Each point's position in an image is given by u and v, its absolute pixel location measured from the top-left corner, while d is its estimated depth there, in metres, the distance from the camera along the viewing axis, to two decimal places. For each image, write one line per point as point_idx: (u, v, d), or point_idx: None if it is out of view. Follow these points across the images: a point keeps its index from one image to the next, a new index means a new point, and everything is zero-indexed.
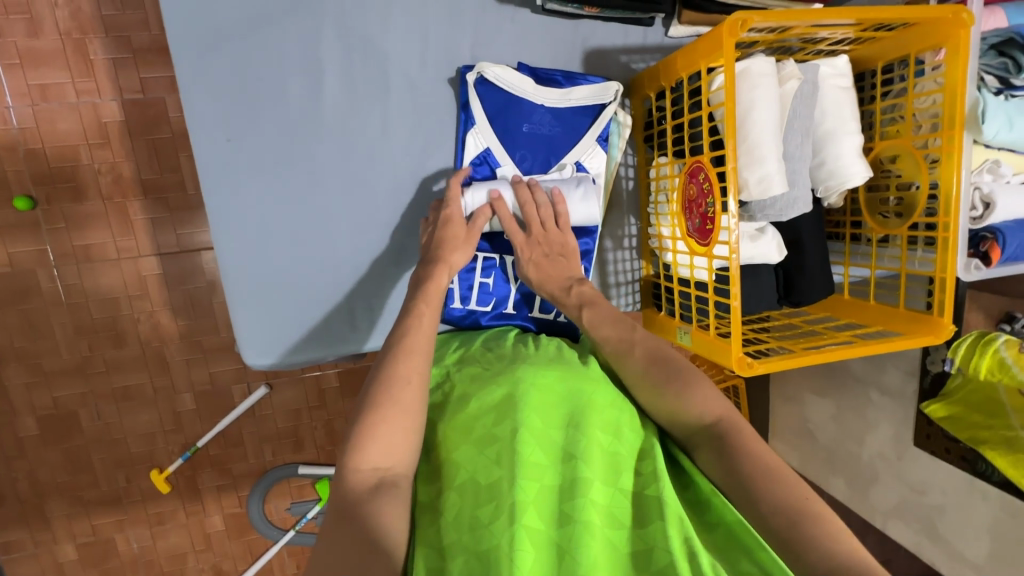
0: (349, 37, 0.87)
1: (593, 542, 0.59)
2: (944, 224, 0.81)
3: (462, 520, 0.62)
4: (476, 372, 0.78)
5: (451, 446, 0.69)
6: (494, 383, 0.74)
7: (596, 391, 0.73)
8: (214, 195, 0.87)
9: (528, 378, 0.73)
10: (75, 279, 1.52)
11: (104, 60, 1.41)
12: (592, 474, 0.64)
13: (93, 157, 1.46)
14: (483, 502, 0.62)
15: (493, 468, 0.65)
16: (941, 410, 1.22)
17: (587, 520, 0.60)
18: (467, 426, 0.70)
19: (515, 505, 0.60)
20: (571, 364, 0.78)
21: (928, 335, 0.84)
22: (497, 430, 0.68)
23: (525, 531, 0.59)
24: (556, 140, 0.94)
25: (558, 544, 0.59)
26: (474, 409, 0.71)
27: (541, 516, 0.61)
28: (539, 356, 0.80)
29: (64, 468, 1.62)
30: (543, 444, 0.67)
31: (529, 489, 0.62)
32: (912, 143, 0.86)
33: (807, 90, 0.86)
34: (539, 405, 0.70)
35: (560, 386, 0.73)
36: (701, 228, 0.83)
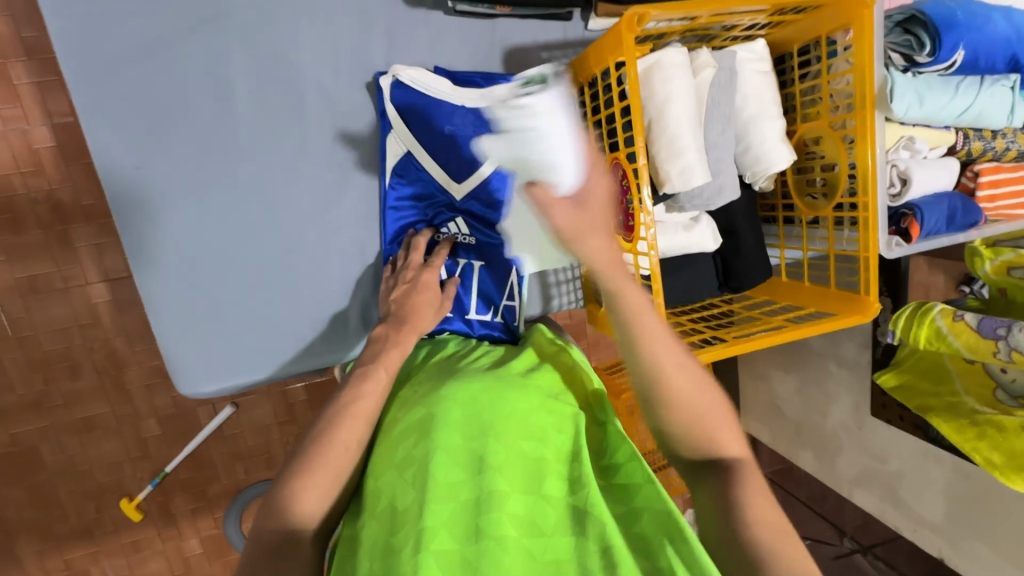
0: (255, 52, 0.85)
1: (505, 555, 0.58)
2: (863, 204, 0.82)
3: (378, 549, 0.61)
4: (407, 396, 0.77)
5: (374, 473, 0.68)
6: (418, 405, 0.73)
7: (521, 399, 0.73)
8: (129, 224, 0.84)
9: (449, 396, 0.72)
10: (20, 311, 1.38)
11: (28, 85, 1.29)
12: (507, 485, 0.63)
13: (27, 187, 1.33)
14: (397, 528, 0.61)
15: (409, 492, 0.64)
16: (892, 378, 1.23)
17: (498, 534, 0.59)
18: (390, 451, 0.69)
19: (423, 528, 0.60)
20: (500, 377, 0.78)
21: (856, 315, 0.85)
22: (415, 452, 0.67)
23: (433, 552, 0.58)
24: None
25: (469, 562, 0.58)
26: (397, 432, 0.71)
27: (453, 534, 0.60)
28: (472, 369, 0.80)
29: (30, 505, 1.49)
30: (461, 461, 0.66)
31: (443, 512, 0.62)
32: (831, 124, 0.86)
33: (724, 78, 0.85)
34: (459, 422, 0.70)
35: (482, 397, 0.72)
36: (625, 224, 0.82)
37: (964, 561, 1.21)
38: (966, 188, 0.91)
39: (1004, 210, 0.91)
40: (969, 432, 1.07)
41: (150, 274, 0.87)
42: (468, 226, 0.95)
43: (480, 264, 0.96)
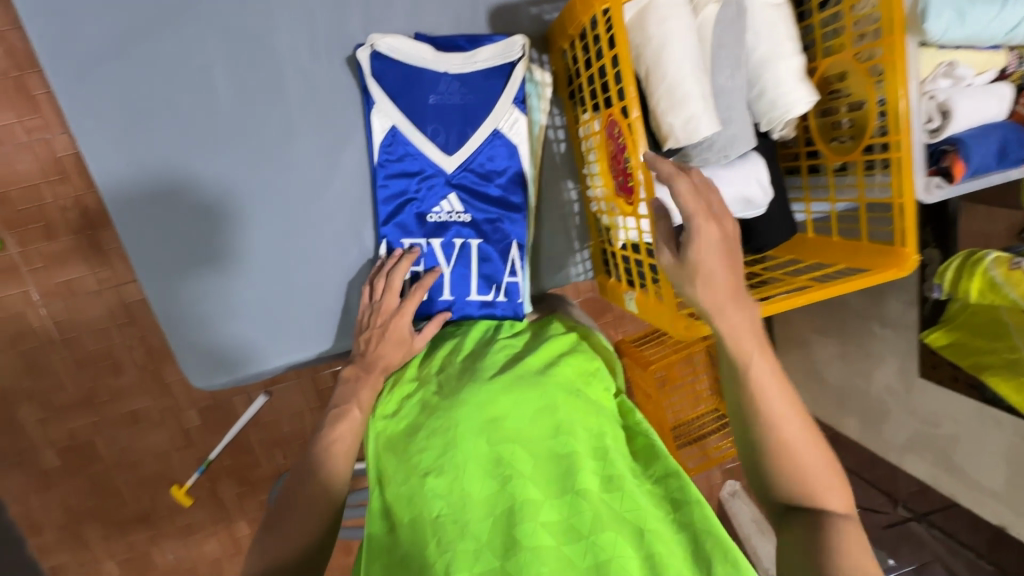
0: (230, 35, 0.82)
1: (545, 565, 0.59)
2: (895, 144, 0.73)
3: (414, 560, 0.63)
4: (425, 399, 0.77)
5: (403, 480, 0.69)
6: (438, 409, 0.73)
7: (544, 401, 0.72)
8: (127, 225, 0.84)
9: (471, 400, 0.72)
10: (62, 314, 1.44)
11: (46, 94, 1.32)
12: (540, 493, 0.65)
13: (55, 194, 1.37)
14: (430, 539, 0.64)
15: (440, 502, 0.66)
16: (942, 337, 1.12)
17: (535, 543, 0.60)
18: (415, 459, 0.70)
19: (463, 543, 0.62)
20: (522, 372, 0.76)
21: (892, 270, 0.77)
22: (441, 462, 0.68)
23: (474, 567, 0.60)
24: (470, 110, 0.88)
25: (507, 572, 0.60)
26: (421, 439, 0.71)
27: (492, 547, 0.62)
28: (488, 365, 0.79)
29: (92, 494, 1.57)
30: (490, 470, 0.67)
31: (479, 526, 0.64)
32: (856, 55, 0.76)
33: (730, 14, 0.77)
34: (483, 427, 0.70)
35: (505, 399, 0.72)
36: (624, 186, 0.76)
37: None
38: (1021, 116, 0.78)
39: None
40: None
41: (168, 279, 0.88)
42: (462, 201, 0.91)
43: (478, 242, 0.91)
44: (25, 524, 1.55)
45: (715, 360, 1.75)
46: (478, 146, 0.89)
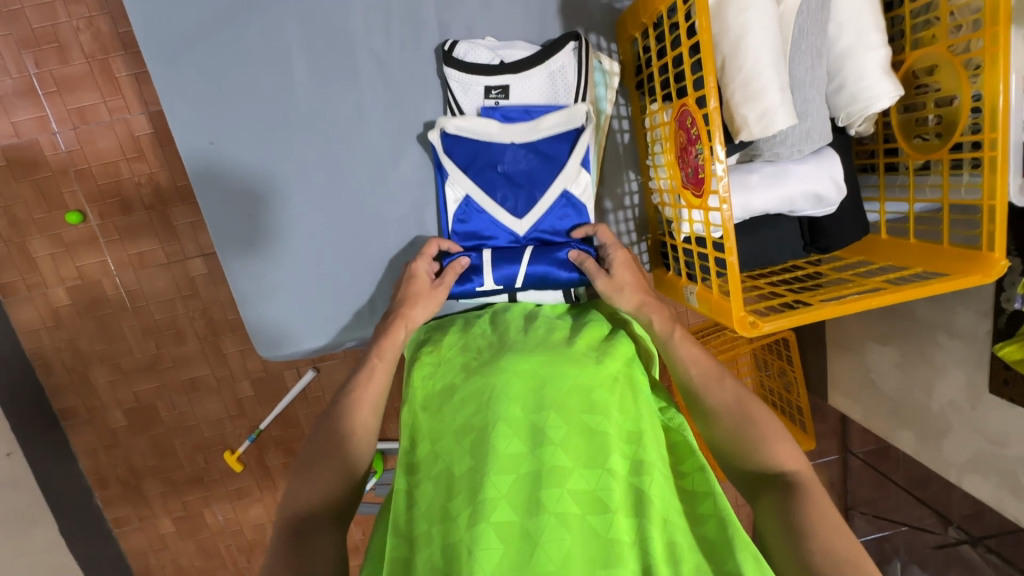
0: (308, 18, 0.85)
1: (567, 535, 0.57)
2: (990, 142, 0.69)
3: (434, 510, 0.63)
4: (464, 362, 0.78)
5: (436, 438, 0.70)
6: (477, 374, 0.74)
7: (581, 375, 0.71)
8: (207, 204, 0.90)
9: (509, 367, 0.72)
10: (134, 284, 1.53)
11: (127, 77, 1.40)
12: (569, 462, 0.62)
13: (132, 171, 1.46)
14: (454, 494, 0.63)
15: (467, 459, 0.65)
16: (1017, 351, 1.04)
17: (559, 509, 0.59)
18: (450, 418, 0.71)
19: (486, 499, 0.60)
20: (557, 351, 0.76)
21: (977, 275, 0.73)
22: (475, 421, 0.68)
23: (495, 524, 0.58)
24: (536, 175, 0.89)
25: (528, 533, 0.58)
26: (459, 397, 0.72)
27: (514, 507, 0.60)
28: (528, 340, 0.79)
29: (152, 454, 1.68)
30: (520, 432, 0.66)
31: (502, 481, 0.61)
32: (950, 48, 0.73)
33: (814, 4, 0.74)
34: (519, 393, 0.69)
35: (543, 370, 0.72)
36: (694, 178, 0.75)
37: None
38: None
39: None
40: None
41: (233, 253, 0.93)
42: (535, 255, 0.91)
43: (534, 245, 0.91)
44: (93, 477, 1.67)
45: (761, 364, 1.69)
46: (547, 208, 0.90)
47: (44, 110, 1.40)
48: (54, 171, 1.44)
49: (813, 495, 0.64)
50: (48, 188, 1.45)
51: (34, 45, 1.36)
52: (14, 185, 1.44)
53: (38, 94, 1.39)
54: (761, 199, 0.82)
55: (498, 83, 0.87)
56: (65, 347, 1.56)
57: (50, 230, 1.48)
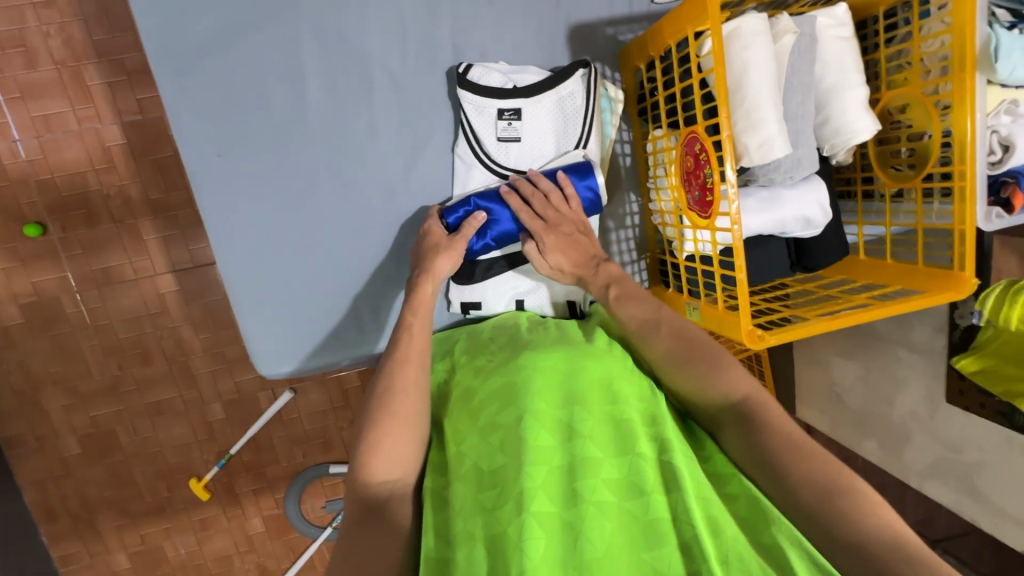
0: (325, 37, 0.86)
1: (607, 522, 0.58)
2: (959, 173, 0.77)
3: (467, 508, 0.63)
4: (480, 366, 0.80)
5: (462, 438, 0.71)
6: (497, 374, 0.75)
7: (602, 368, 0.73)
8: (209, 214, 0.88)
9: (529, 365, 0.73)
10: (97, 302, 1.45)
11: (100, 85, 1.34)
12: (600, 453, 0.64)
13: (101, 182, 1.39)
14: (489, 491, 0.63)
15: (497, 456, 0.65)
16: (972, 363, 1.16)
17: (596, 498, 0.60)
18: (472, 418, 0.72)
19: (522, 491, 0.60)
20: (574, 346, 0.78)
21: (950, 292, 0.81)
22: (501, 418, 0.69)
23: (536, 515, 0.59)
24: None
25: (569, 522, 0.59)
26: (478, 401, 0.73)
27: (551, 498, 0.61)
28: (543, 341, 0.81)
29: (109, 484, 1.56)
30: (549, 426, 0.67)
31: (538, 474, 0.62)
32: (922, 90, 0.81)
33: (805, 45, 0.82)
34: (542, 389, 0.70)
35: (565, 366, 0.73)
36: (701, 200, 0.80)
37: None
38: None
39: None
40: None
41: (236, 261, 0.91)
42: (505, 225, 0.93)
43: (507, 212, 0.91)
44: (40, 511, 1.54)
45: None
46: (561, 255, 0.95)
47: (6, 117, 1.33)
48: (13, 180, 1.36)
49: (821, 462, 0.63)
50: (5, 199, 1.36)
51: None
52: None
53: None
54: (755, 221, 0.87)
55: (510, 106, 0.90)
56: (15, 370, 1.45)
57: (5, 244, 1.39)
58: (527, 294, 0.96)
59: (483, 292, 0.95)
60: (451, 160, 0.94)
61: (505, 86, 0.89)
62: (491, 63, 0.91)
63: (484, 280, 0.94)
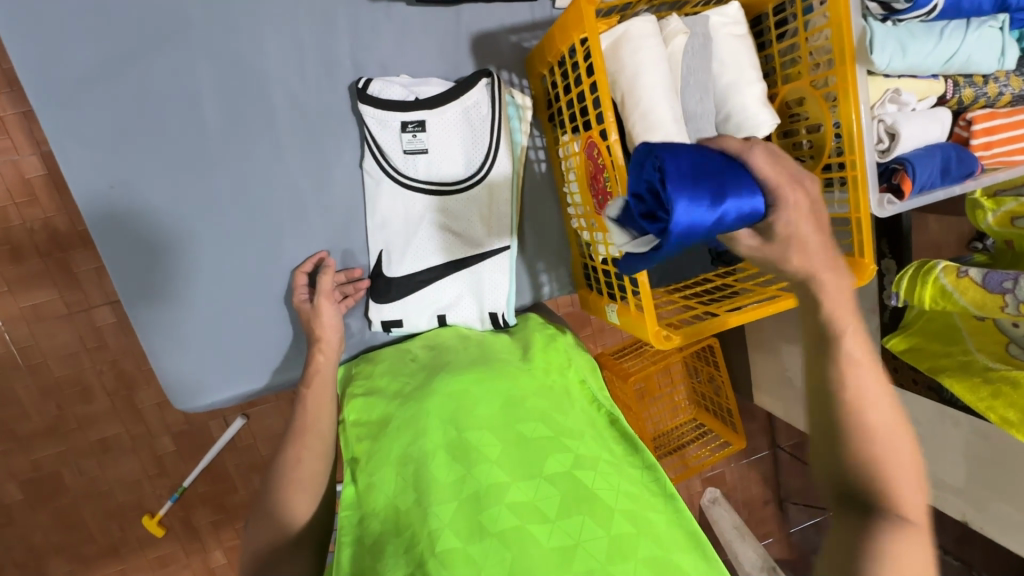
0: (215, 57, 0.84)
1: (509, 551, 0.58)
2: (850, 163, 0.80)
3: (385, 552, 0.63)
4: (397, 391, 0.79)
5: (377, 470, 0.71)
6: (410, 400, 0.75)
7: (513, 388, 0.74)
8: (109, 253, 0.85)
9: (440, 390, 0.73)
10: (28, 340, 1.36)
11: (14, 114, 1.26)
12: (505, 477, 0.64)
13: (22, 216, 1.30)
14: (402, 531, 0.63)
15: (410, 494, 0.66)
16: (902, 342, 1.17)
17: (499, 527, 0.60)
18: (386, 448, 0.72)
19: (431, 533, 0.60)
20: (490, 367, 0.78)
21: (852, 278, 0.83)
22: (412, 450, 0.69)
23: (442, 555, 0.58)
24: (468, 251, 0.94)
25: (471, 558, 0.58)
26: (394, 430, 0.73)
27: (458, 533, 0.60)
28: (463, 359, 0.81)
29: (57, 528, 1.48)
30: (456, 455, 0.66)
31: (445, 511, 0.62)
32: (812, 83, 0.83)
33: (697, 45, 0.83)
34: (451, 416, 0.70)
35: (476, 389, 0.73)
36: (603, 205, 0.80)
37: (989, 525, 1.15)
38: (960, 137, 0.88)
39: (1003, 156, 0.87)
40: (983, 391, 1.02)
41: (143, 303, 0.88)
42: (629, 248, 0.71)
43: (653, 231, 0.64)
44: None
45: (692, 371, 1.75)
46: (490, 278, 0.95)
47: None
48: None
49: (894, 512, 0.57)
50: None
51: None
52: None
53: None
54: None
55: (414, 118, 0.89)
56: None
57: None
58: (450, 308, 0.95)
59: (404, 309, 0.94)
60: (361, 176, 0.93)
61: (408, 98, 0.88)
62: (392, 76, 0.90)
63: (406, 297, 0.93)
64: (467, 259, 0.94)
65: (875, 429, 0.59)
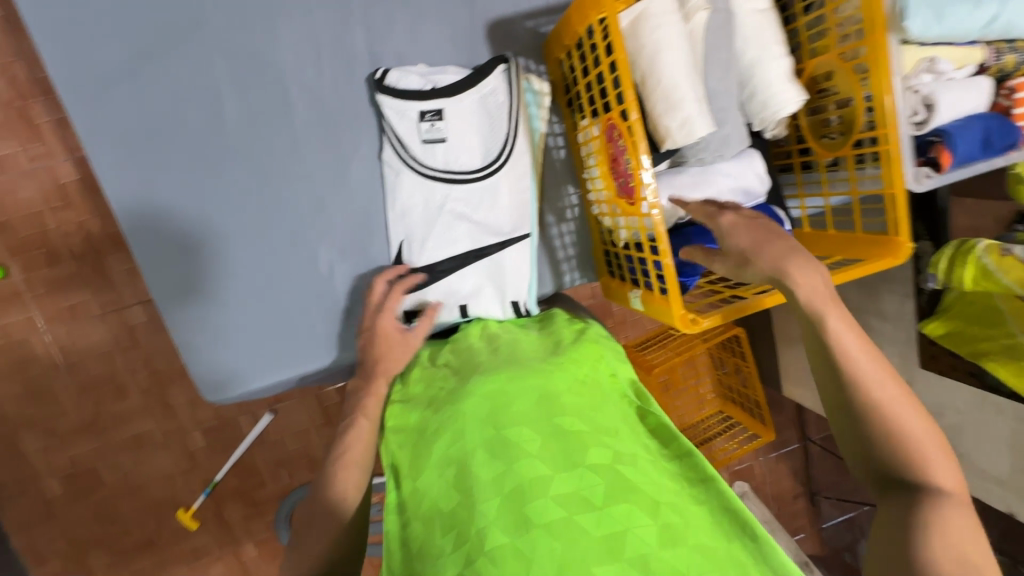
0: (235, 53, 0.85)
1: (557, 543, 0.56)
2: (884, 138, 0.76)
3: (432, 549, 0.62)
4: (433, 395, 0.77)
5: (416, 472, 0.70)
6: (444, 399, 0.74)
7: (548, 384, 0.72)
8: (143, 255, 0.87)
9: (476, 391, 0.72)
10: (66, 340, 1.40)
11: (49, 123, 1.30)
12: (548, 469, 0.62)
13: (58, 220, 1.35)
14: (443, 527, 0.62)
15: (452, 493, 0.64)
16: (939, 327, 1.12)
17: (546, 520, 0.58)
18: (426, 451, 0.70)
19: (475, 530, 0.59)
20: (524, 364, 0.77)
21: (888, 258, 0.79)
22: (450, 450, 0.68)
23: (491, 551, 0.57)
24: (489, 238, 0.93)
25: (521, 553, 0.57)
26: (430, 428, 0.72)
27: (504, 528, 0.59)
28: (494, 359, 0.79)
29: (96, 522, 1.52)
30: (496, 452, 0.65)
31: (490, 508, 0.60)
32: (841, 55, 0.80)
33: (719, 20, 0.80)
34: (488, 413, 0.69)
35: (511, 386, 0.72)
36: (625, 187, 0.79)
37: None
38: (1002, 107, 0.83)
39: None
40: None
41: (180, 307, 0.90)
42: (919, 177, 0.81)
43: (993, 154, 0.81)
44: (28, 554, 1.49)
45: (718, 362, 1.71)
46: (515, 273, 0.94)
47: None
48: None
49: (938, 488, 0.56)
50: None
51: None
52: None
53: None
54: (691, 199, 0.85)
55: (431, 107, 0.88)
56: None
57: None
58: (470, 298, 0.93)
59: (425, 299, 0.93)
60: (380, 168, 0.93)
61: (424, 87, 0.88)
62: (409, 66, 0.90)
63: (426, 292, 0.93)
64: (487, 248, 0.93)
65: (883, 403, 0.60)
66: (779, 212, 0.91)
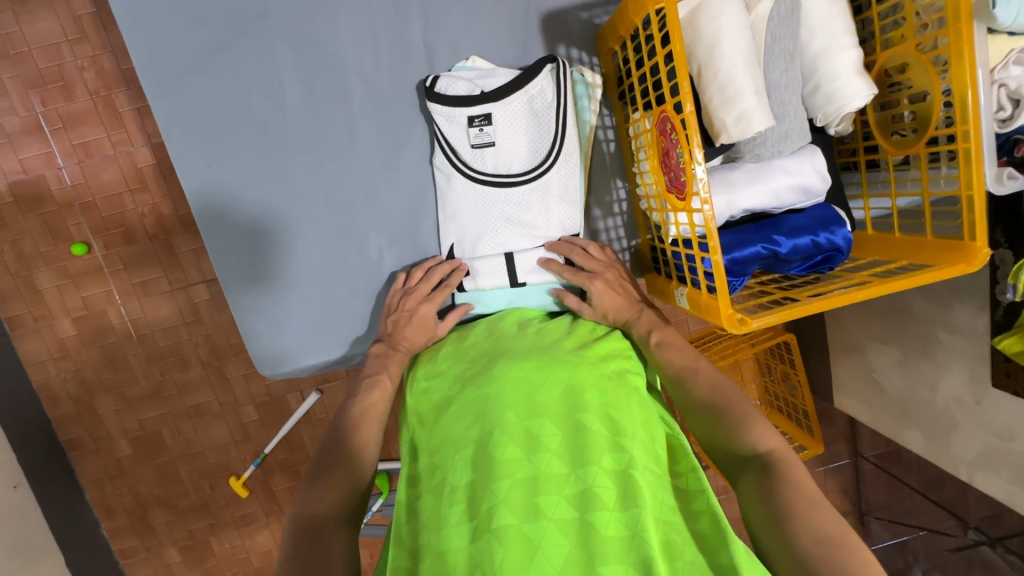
0: (298, 44, 0.89)
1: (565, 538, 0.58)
2: (963, 134, 0.71)
3: (442, 518, 0.64)
4: (458, 374, 0.79)
5: (434, 450, 0.72)
6: (472, 382, 0.76)
7: (574, 378, 0.73)
8: (211, 235, 0.92)
9: (501, 376, 0.73)
10: (138, 312, 1.52)
11: (131, 112, 1.40)
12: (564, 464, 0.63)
13: (135, 202, 1.45)
14: (455, 501, 0.64)
15: (467, 472, 0.66)
16: (1016, 343, 1.02)
17: (556, 515, 0.60)
18: (445, 429, 0.72)
19: (488, 510, 0.61)
20: (549, 355, 0.77)
21: (962, 264, 0.74)
22: (472, 432, 0.69)
23: (500, 532, 0.59)
24: (534, 232, 0.93)
25: (529, 540, 0.58)
26: (454, 409, 0.74)
27: (515, 511, 0.60)
28: (518, 347, 0.81)
29: (158, 482, 1.63)
30: (518, 440, 0.66)
31: (503, 490, 0.62)
32: (918, 46, 0.75)
33: (784, 10, 0.77)
34: (513, 399, 0.70)
35: (535, 377, 0.73)
36: (677, 182, 0.77)
37: None
38: None
39: None
40: None
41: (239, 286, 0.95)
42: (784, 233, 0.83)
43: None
44: (99, 508, 1.62)
45: (764, 369, 1.65)
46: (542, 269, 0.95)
47: (51, 146, 1.40)
48: (60, 205, 1.43)
49: (796, 479, 0.63)
50: (54, 221, 1.44)
51: (40, 85, 1.37)
52: (21, 219, 1.43)
53: (45, 132, 1.39)
54: (745, 197, 0.82)
55: (479, 113, 0.90)
56: (70, 378, 1.54)
57: (56, 263, 1.47)
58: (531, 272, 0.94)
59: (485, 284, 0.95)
60: (432, 171, 0.96)
61: (472, 92, 0.90)
62: (459, 70, 0.91)
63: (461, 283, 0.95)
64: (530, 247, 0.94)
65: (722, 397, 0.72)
66: (840, 212, 0.86)
